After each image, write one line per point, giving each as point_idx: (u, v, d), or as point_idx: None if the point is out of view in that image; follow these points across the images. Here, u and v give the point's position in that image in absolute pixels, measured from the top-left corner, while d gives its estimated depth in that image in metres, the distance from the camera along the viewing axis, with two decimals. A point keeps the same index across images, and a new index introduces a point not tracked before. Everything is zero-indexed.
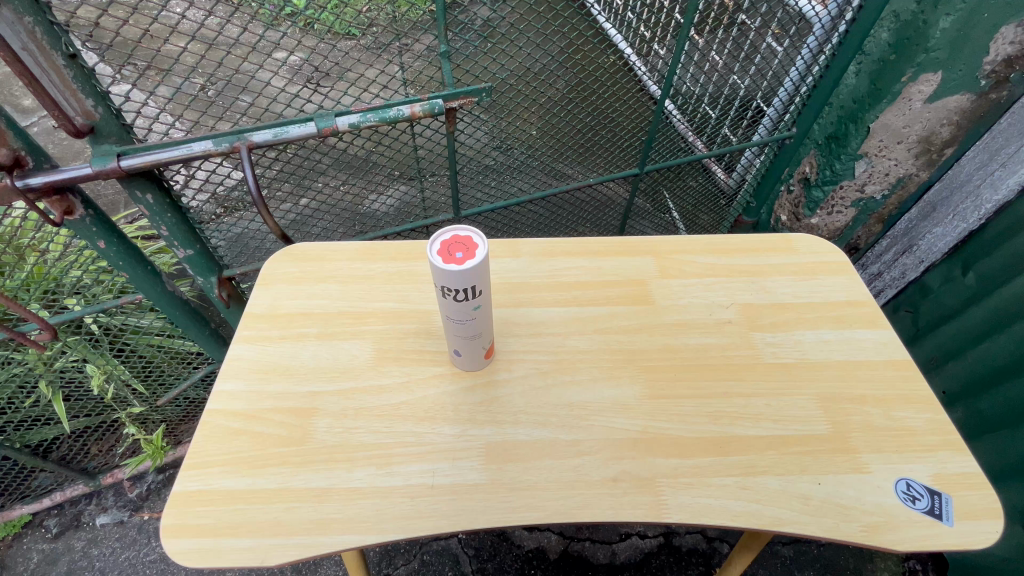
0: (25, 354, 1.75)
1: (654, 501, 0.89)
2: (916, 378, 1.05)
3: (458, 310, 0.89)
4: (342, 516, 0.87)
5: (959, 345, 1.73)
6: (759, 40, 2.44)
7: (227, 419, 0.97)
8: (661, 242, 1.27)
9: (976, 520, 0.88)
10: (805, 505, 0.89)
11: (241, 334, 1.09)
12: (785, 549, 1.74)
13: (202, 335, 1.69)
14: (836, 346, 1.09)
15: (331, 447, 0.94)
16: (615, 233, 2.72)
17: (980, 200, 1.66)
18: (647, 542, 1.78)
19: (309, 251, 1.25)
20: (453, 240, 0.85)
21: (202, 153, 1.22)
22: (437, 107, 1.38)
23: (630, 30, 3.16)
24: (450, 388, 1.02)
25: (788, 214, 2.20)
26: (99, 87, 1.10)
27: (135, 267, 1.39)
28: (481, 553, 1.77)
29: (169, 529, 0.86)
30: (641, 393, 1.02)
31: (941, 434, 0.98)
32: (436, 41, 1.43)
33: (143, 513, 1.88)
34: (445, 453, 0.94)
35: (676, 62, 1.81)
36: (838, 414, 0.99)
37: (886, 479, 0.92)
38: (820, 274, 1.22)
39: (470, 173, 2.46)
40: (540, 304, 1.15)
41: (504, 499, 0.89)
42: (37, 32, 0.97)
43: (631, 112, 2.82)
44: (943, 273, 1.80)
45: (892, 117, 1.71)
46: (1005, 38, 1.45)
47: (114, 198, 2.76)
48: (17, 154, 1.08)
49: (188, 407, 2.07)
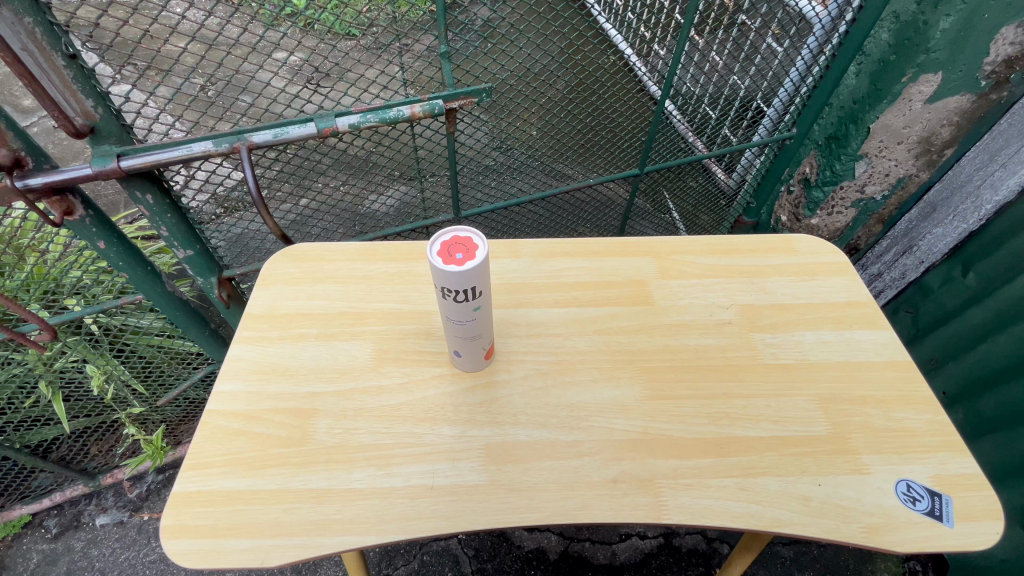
0: (24, 354, 1.73)
1: (654, 502, 0.89)
2: (916, 379, 1.05)
3: (458, 310, 0.89)
4: (342, 517, 0.87)
5: (959, 346, 1.73)
6: (759, 41, 2.45)
7: (227, 419, 0.97)
8: (660, 243, 1.27)
9: (977, 522, 0.88)
10: (805, 506, 0.89)
11: (240, 335, 1.09)
12: (785, 549, 1.74)
13: (202, 336, 1.69)
14: (836, 347, 1.09)
15: (331, 448, 0.94)
16: (615, 233, 2.72)
17: (980, 201, 1.66)
18: (647, 543, 1.78)
19: (309, 251, 1.25)
20: (453, 241, 0.85)
21: (202, 153, 1.22)
22: (437, 107, 1.38)
23: (630, 30, 3.16)
24: (450, 389, 1.02)
25: (788, 214, 2.21)
26: (99, 88, 1.10)
27: (135, 268, 1.39)
28: (481, 553, 1.77)
29: (169, 530, 0.86)
30: (640, 394, 1.02)
31: (942, 435, 0.97)
32: (436, 41, 1.43)
33: (143, 514, 1.88)
34: (445, 454, 0.94)
35: (676, 62, 1.81)
36: (838, 415, 0.99)
37: (886, 480, 0.92)
38: (820, 274, 1.22)
39: (470, 173, 2.47)
40: (540, 305, 1.15)
41: (504, 500, 0.89)
42: (37, 33, 0.98)
43: (631, 112, 2.82)
44: (943, 273, 1.80)
45: (892, 118, 1.71)
46: (1005, 38, 1.46)
47: (114, 198, 2.76)
48: (17, 154, 1.08)
49: (188, 407, 2.07)
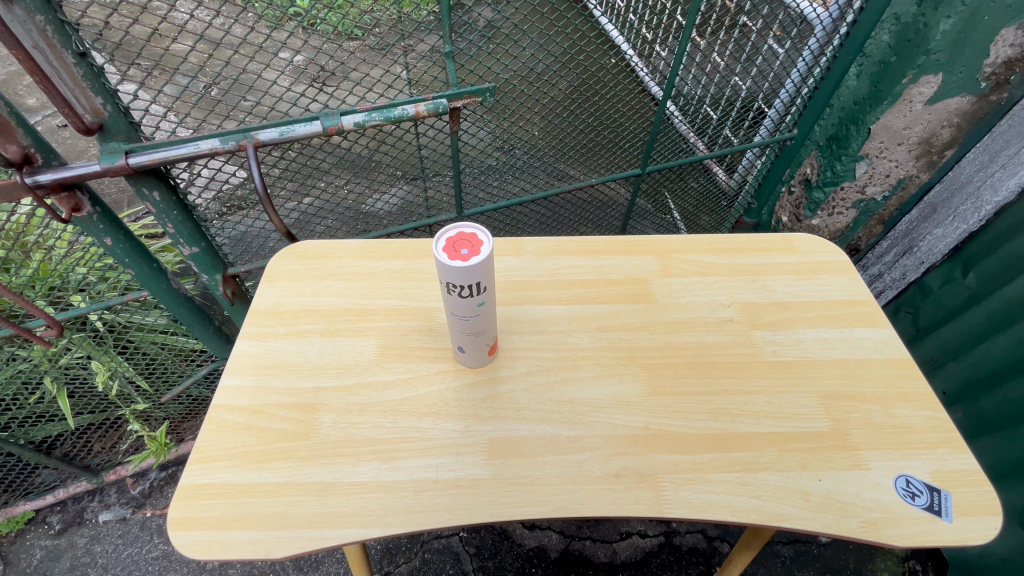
0: (30, 351, 1.73)
1: (655, 496, 0.90)
2: (914, 377, 1.06)
3: (463, 306, 0.90)
4: (347, 510, 0.88)
5: (959, 346, 1.73)
6: (760, 42, 2.47)
7: (233, 414, 0.98)
8: (662, 241, 1.29)
9: (976, 517, 0.89)
10: (805, 501, 0.89)
11: (245, 331, 1.10)
12: (785, 548, 1.75)
13: (206, 333, 1.70)
14: (836, 345, 1.10)
15: (336, 442, 0.95)
16: (616, 233, 2.75)
17: (980, 201, 1.67)
18: (647, 541, 1.79)
19: (314, 249, 1.26)
20: (458, 237, 0.86)
21: (208, 151, 1.23)
22: (441, 107, 1.40)
23: (632, 32, 3.18)
24: (453, 384, 1.03)
25: (788, 214, 2.22)
26: (109, 85, 1.11)
27: (141, 265, 1.40)
28: (482, 551, 1.77)
29: (176, 521, 0.87)
30: (641, 390, 1.03)
31: (941, 432, 0.98)
32: (441, 41, 1.44)
33: (146, 510, 1.89)
34: (449, 448, 0.95)
35: (677, 62, 1.79)
36: (838, 412, 1.00)
37: (886, 476, 0.93)
38: (820, 273, 1.23)
39: (472, 173, 2.48)
40: (541, 302, 1.16)
41: (508, 494, 0.90)
42: (48, 31, 0.99)
43: (632, 112, 2.84)
44: (943, 273, 1.80)
45: (892, 119, 1.72)
46: (1005, 40, 1.46)
47: (118, 197, 2.77)
48: (26, 151, 1.10)
49: (191, 404, 2.08)
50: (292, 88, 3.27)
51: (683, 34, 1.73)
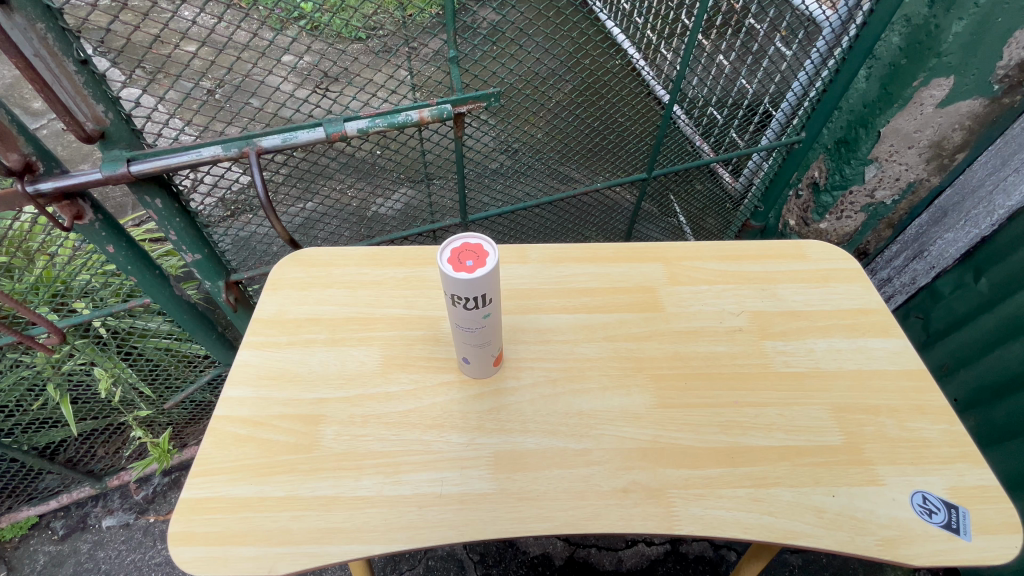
0: (32, 357, 1.71)
1: (665, 512, 0.88)
2: (930, 389, 1.03)
3: (467, 317, 0.88)
4: (349, 525, 0.86)
5: (971, 353, 1.71)
6: (766, 43, 2.43)
7: (236, 426, 0.97)
8: (670, 248, 1.27)
9: (995, 535, 0.87)
10: (819, 518, 0.87)
11: (249, 341, 1.09)
12: (794, 557, 1.72)
13: (209, 339, 1.69)
14: (848, 356, 1.08)
15: (339, 455, 0.94)
16: (621, 237, 2.72)
17: (993, 205, 1.64)
18: (654, 549, 1.77)
19: (318, 256, 1.24)
20: (463, 247, 0.84)
21: (210, 158, 1.20)
22: (446, 112, 1.36)
23: (638, 34, 3.16)
24: (458, 396, 1.01)
25: (796, 218, 2.19)
26: (110, 92, 1.10)
27: (143, 272, 1.39)
28: (486, 559, 1.76)
29: (177, 536, 0.85)
30: (649, 402, 1.01)
31: (958, 446, 0.96)
32: (445, 45, 1.41)
33: (149, 516, 1.88)
34: (454, 462, 0.93)
35: (687, 62, 1.71)
36: (852, 425, 0.98)
37: (901, 491, 0.91)
38: (831, 281, 1.21)
39: (477, 176, 2.46)
40: (546, 311, 1.14)
41: (512, 509, 0.88)
42: (49, 38, 0.97)
43: (639, 115, 2.81)
44: (954, 278, 1.78)
45: (903, 121, 1.69)
46: (1018, 42, 1.44)
47: (121, 202, 2.78)
48: (28, 159, 1.08)
49: (195, 409, 2.08)
50: (297, 93, 3.27)
51: (691, 37, 1.69)
